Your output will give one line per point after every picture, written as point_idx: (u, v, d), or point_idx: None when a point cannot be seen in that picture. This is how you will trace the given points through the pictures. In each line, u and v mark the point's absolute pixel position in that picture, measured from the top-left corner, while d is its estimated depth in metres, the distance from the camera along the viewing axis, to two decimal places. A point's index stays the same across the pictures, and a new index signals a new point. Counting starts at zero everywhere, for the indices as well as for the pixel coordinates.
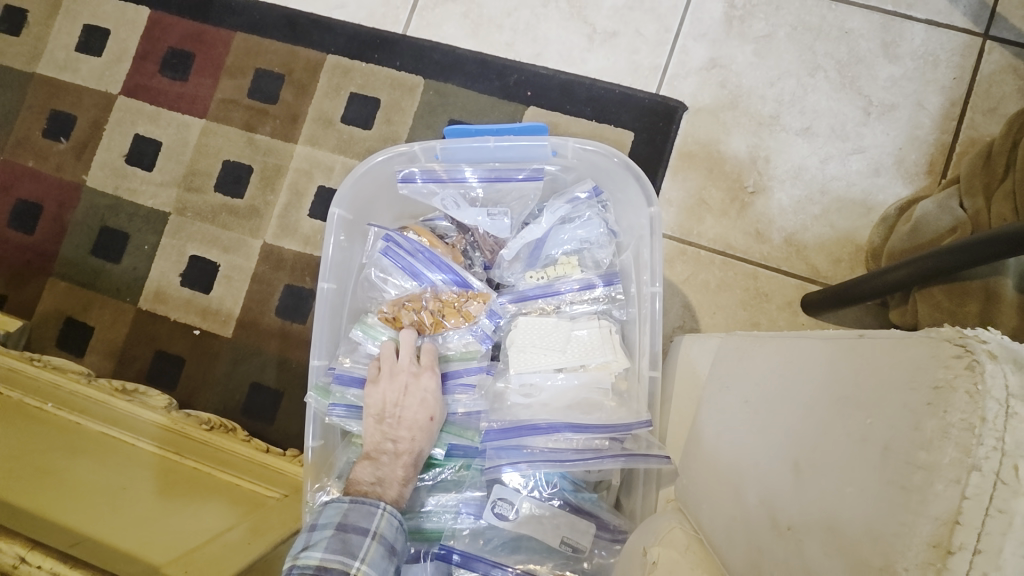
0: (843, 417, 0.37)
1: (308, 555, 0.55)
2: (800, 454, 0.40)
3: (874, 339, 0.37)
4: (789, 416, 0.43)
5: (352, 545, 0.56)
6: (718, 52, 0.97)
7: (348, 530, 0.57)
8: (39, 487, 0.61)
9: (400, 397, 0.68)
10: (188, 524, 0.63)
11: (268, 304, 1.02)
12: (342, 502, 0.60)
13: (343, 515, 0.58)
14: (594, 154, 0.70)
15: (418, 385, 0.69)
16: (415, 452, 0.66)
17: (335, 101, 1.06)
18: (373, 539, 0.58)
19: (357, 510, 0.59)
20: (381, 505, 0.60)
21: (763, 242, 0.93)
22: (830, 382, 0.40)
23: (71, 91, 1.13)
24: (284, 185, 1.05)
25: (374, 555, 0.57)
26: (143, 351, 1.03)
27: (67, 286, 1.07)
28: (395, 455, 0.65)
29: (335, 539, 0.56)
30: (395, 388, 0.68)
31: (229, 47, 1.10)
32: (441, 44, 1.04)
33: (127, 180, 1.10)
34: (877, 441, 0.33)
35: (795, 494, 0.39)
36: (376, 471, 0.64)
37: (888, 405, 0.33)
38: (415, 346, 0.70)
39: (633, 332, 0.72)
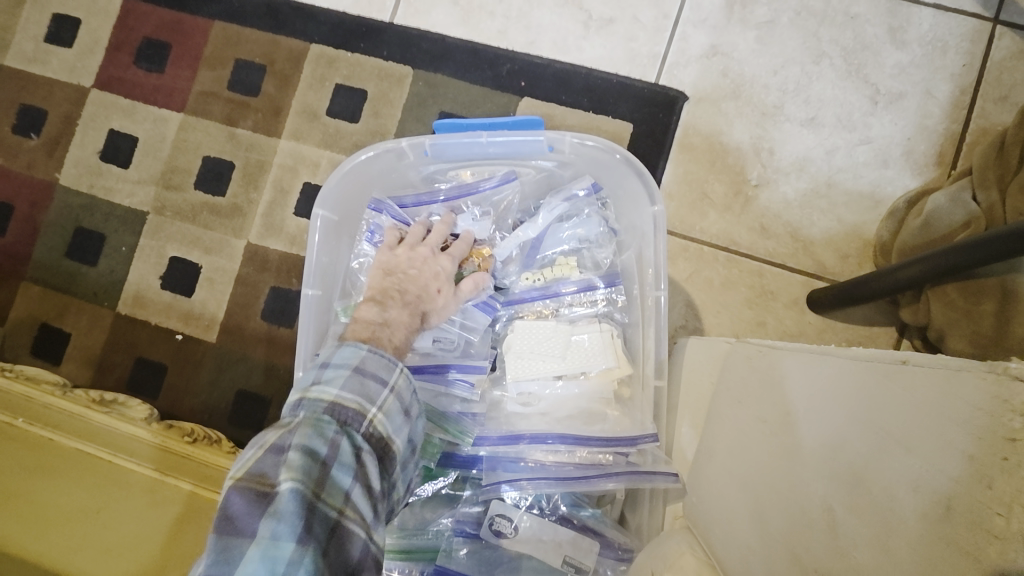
0: (891, 456, 0.34)
1: (322, 390, 0.49)
2: (840, 494, 0.37)
3: (923, 368, 0.35)
4: (825, 449, 0.40)
5: (371, 390, 0.51)
6: (719, 39, 0.93)
7: (366, 374, 0.51)
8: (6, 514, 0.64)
9: (414, 262, 0.65)
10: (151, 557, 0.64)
11: (254, 308, 0.98)
12: (360, 347, 0.53)
13: (362, 361, 0.52)
14: (593, 150, 0.67)
15: (436, 260, 0.65)
16: (422, 312, 0.62)
17: (319, 93, 1.01)
18: (391, 392, 0.52)
19: (374, 359, 0.53)
20: (399, 363, 0.54)
21: (768, 238, 0.90)
22: (873, 414, 0.37)
23: (41, 84, 1.07)
24: (267, 182, 1.01)
25: (391, 409, 0.52)
26: (123, 359, 0.99)
27: (41, 290, 1.02)
28: (403, 301, 0.61)
29: (354, 381, 0.50)
30: (411, 256, 0.65)
31: (206, 36, 1.05)
32: (430, 32, 0.99)
33: (103, 178, 1.04)
34: (937, 496, 0.30)
35: (835, 537, 0.36)
36: (382, 313, 0.58)
37: (945, 451, 0.30)
38: (440, 227, 0.68)
39: (636, 336, 0.68)
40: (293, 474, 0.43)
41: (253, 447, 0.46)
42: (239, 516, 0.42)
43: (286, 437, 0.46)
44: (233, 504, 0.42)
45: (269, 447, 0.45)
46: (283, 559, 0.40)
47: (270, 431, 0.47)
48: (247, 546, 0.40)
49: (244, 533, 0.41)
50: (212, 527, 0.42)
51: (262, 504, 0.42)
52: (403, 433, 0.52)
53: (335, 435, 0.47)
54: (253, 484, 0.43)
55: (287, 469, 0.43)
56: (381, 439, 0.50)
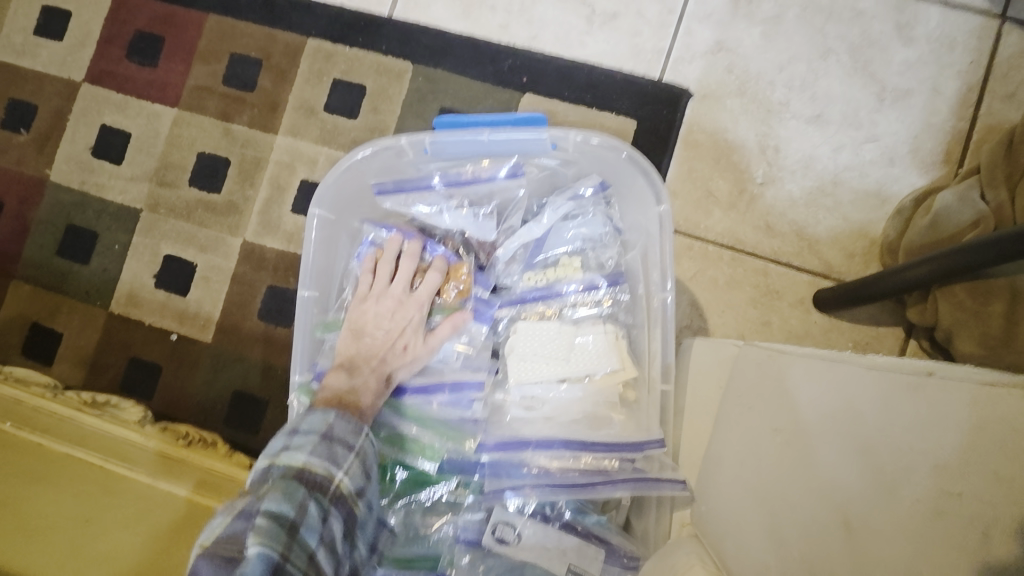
0: (916, 467, 0.36)
1: (291, 454, 0.49)
2: (859, 506, 0.38)
3: (948, 384, 0.37)
4: (840, 457, 0.41)
5: (338, 455, 0.50)
6: (724, 35, 0.92)
7: (334, 441, 0.51)
8: None
9: (380, 320, 0.64)
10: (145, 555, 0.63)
11: (250, 307, 0.96)
12: (328, 413, 0.53)
13: (329, 425, 0.52)
14: (599, 147, 0.65)
15: (403, 312, 0.65)
16: (390, 370, 0.63)
17: (317, 88, 0.99)
18: (356, 456, 0.52)
19: (342, 424, 0.53)
20: (365, 428, 0.55)
21: (773, 236, 0.89)
22: (895, 427, 0.38)
23: (30, 78, 1.05)
24: (264, 179, 0.99)
25: (356, 472, 0.51)
26: (116, 359, 0.97)
27: (32, 289, 1.00)
28: (369, 368, 0.61)
29: (322, 444, 0.50)
30: (379, 310, 0.64)
31: (201, 30, 1.02)
32: (429, 26, 0.97)
33: (95, 175, 1.02)
34: (971, 513, 0.32)
35: (854, 548, 0.37)
36: (350, 380, 0.59)
37: (980, 463, 0.32)
38: (404, 275, 0.66)
39: (642, 337, 0.67)
40: (262, 536, 0.41)
41: (222, 515, 0.44)
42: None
43: (255, 501, 0.44)
44: (196, 572, 0.40)
45: (236, 514, 0.43)
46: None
47: (238, 497, 0.45)
48: None
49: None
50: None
51: (229, 567, 0.40)
52: (366, 497, 0.52)
53: (304, 497, 0.46)
54: (219, 550, 0.41)
55: (255, 532, 0.41)
56: (346, 502, 0.49)
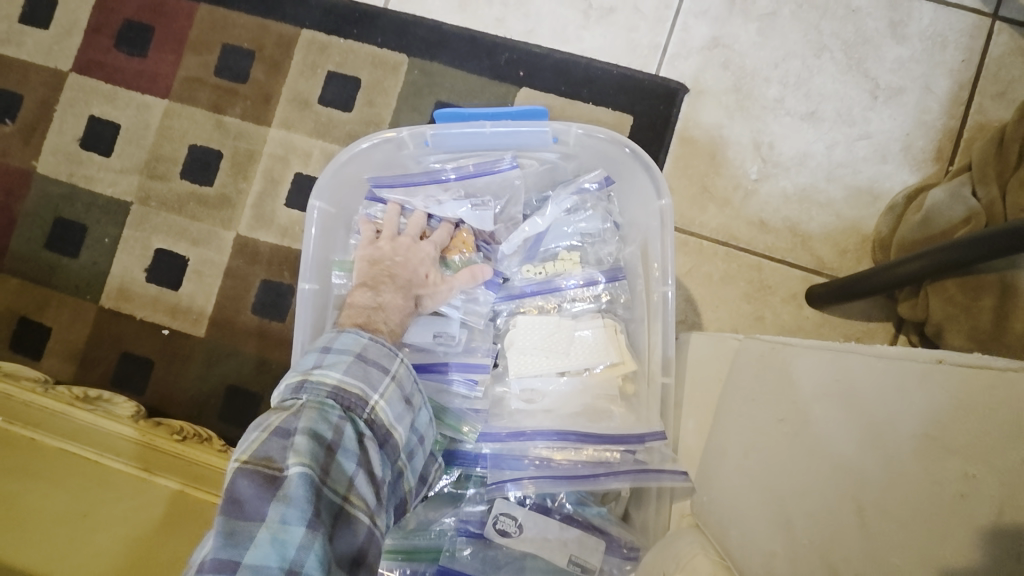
0: (925, 455, 0.35)
1: (324, 373, 0.49)
2: (867, 495, 0.38)
3: (951, 368, 0.36)
4: (846, 453, 0.41)
5: (372, 378, 0.50)
6: (721, 31, 0.92)
7: (368, 362, 0.51)
8: None
9: (398, 251, 0.65)
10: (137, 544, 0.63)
11: (244, 301, 0.95)
12: (361, 335, 0.53)
13: (363, 347, 0.52)
14: (601, 142, 0.65)
15: (419, 247, 0.67)
16: (415, 295, 0.63)
17: (311, 81, 0.98)
18: (392, 380, 0.52)
19: (376, 348, 0.53)
20: (398, 352, 0.55)
21: (768, 232, 0.90)
22: (901, 414, 0.38)
23: (15, 67, 1.02)
24: (257, 172, 0.98)
25: (392, 396, 0.52)
26: (107, 354, 0.96)
27: (19, 283, 0.98)
28: (395, 285, 0.62)
29: (355, 366, 0.50)
30: (396, 247, 0.66)
31: (192, 19, 1.01)
32: (425, 19, 0.97)
33: (83, 167, 1.00)
34: (983, 501, 0.31)
35: (867, 539, 0.37)
36: (376, 297, 0.60)
37: (978, 449, 0.32)
38: (417, 217, 0.68)
39: (641, 332, 0.67)
40: (300, 457, 0.42)
41: (258, 430, 0.44)
42: (248, 500, 0.40)
43: (292, 419, 0.45)
44: (239, 488, 0.41)
45: (274, 430, 0.44)
46: (294, 542, 0.39)
47: (272, 415, 0.46)
48: (258, 529, 0.39)
49: (253, 516, 0.39)
50: (216, 511, 0.40)
51: (271, 488, 0.41)
52: (404, 420, 0.52)
53: (338, 420, 0.47)
54: (258, 467, 0.42)
55: (293, 453, 0.42)
56: (381, 426, 0.50)
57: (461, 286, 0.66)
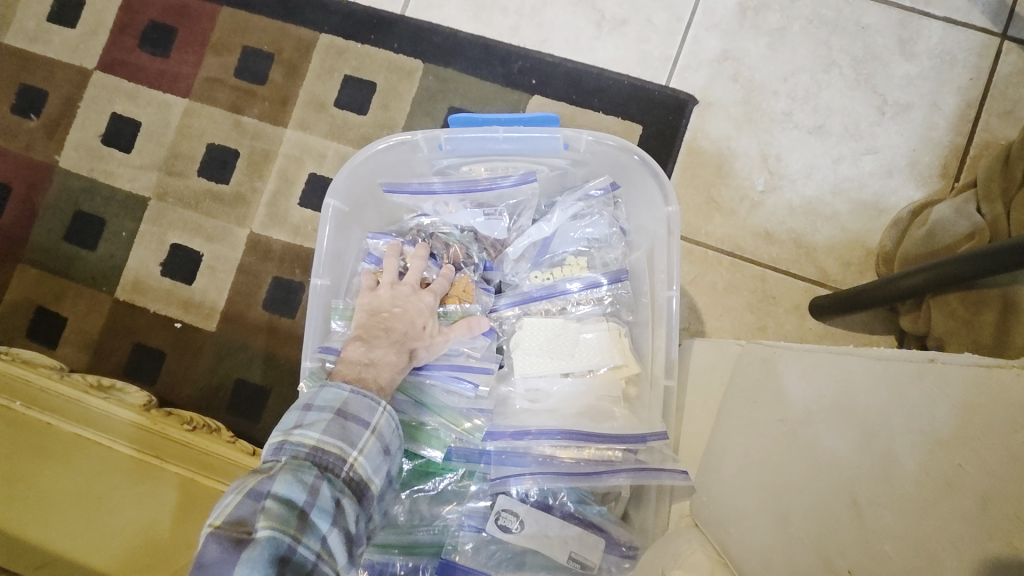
0: (917, 451, 0.36)
1: (304, 434, 0.50)
2: (862, 491, 0.39)
3: (947, 367, 0.37)
4: (841, 452, 0.42)
5: (351, 433, 0.51)
6: (731, 44, 0.94)
7: (348, 417, 0.52)
8: (6, 499, 0.63)
9: (397, 300, 0.64)
10: (142, 532, 0.64)
11: (255, 297, 0.97)
12: (343, 388, 0.54)
13: (344, 402, 0.53)
14: (611, 149, 0.67)
15: (417, 296, 0.64)
16: (409, 348, 0.61)
17: (328, 84, 1.00)
18: (373, 433, 0.53)
19: (358, 401, 0.54)
20: (382, 401, 0.55)
21: (773, 243, 0.91)
22: (897, 413, 0.39)
23: (41, 64, 1.05)
24: (272, 172, 1.00)
25: (372, 449, 0.53)
26: (120, 345, 0.98)
27: (38, 273, 1.01)
28: (389, 339, 0.60)
29: (337, 424, 0.51)
30: (393, 294, 0.64)
31: (214, 22, 1.04)
32: (441, 26, 0.99)
33: (104, 162, 1.03)
34: (971, 490, 0.32)
35: (861, 531, 0.38)
36: (368, 352, 0.59)
37: (968, 442, 0.33)
38: (416, 263, 0.67)
39: (644, 336, 0.68)
40: (270, 522, 0.43)
41: (233, 491, 0.45)
42: (212, 564, 0.40)
43: (266, 482, 0.45)
44: (205, 552, 0.41)
45: (247, 492, 0.44)
46: None
47: (248, 475, 0.46)
48: None
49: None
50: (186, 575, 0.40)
51: (237, 550, 0.41)
52: (381, 472, 0.53)
53: (315, 480, 0.47)
54: (228, 531, 0.42)
55: (265, 516, 0.43)
56: (360, 479, 0.51)
57: (457, 338, 0.65)
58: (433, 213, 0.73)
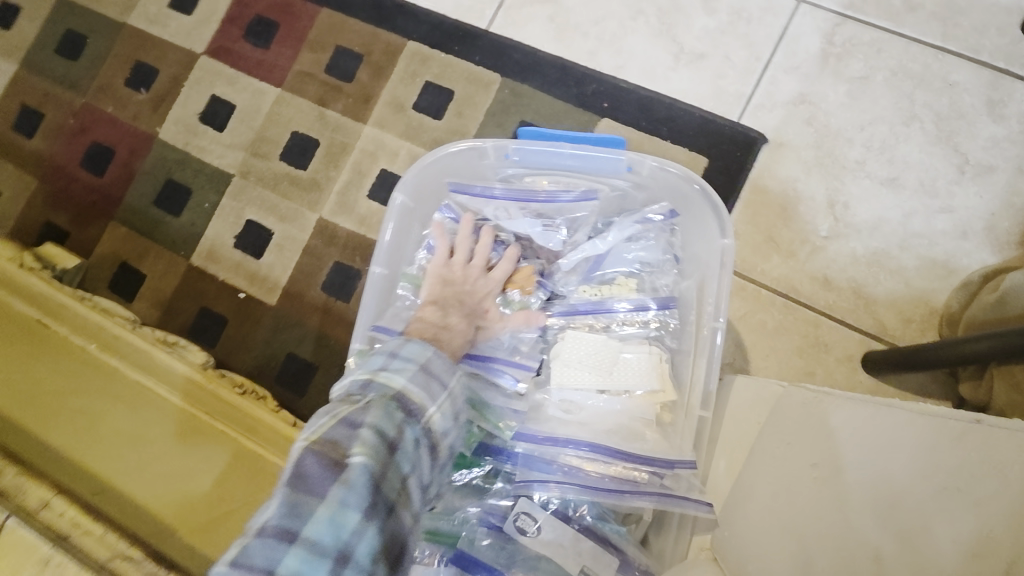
0: (952, 514, 0.37)
1: (390, 377, 0.51)
2: (883, 549, 0.40)
3: (991, 434, 0.39)
4: (865, 509, 0.43)
5: (432, 389, 0.53)
6: (809, 88, 0.93)
7: (430, 373, 0.54)
8: (79, 429, 0.72)
9: (468, 279, 0.69)
10: (184, 483, 0.70)
11: (316, 278, 1.02)
12: (427, 346, 0.56)
13: (428, 359, 0.54)
14: (673, 176, 0.68)
15: (489, 279, 0.69)
16: (478, 323, 0.66)
17: (409, 87, 1.06)
18: (449, 395, 0.55)
19: (440, 361, 0.55)
20: (459, 369, 0.58)
21: (830, 290, 0.89)
22: (927, 471, 0.40)
23: (157, 44, 1.16)
24: (347, 163, 1.06)
25: (447, 409, 0.54)
26: (188, 307, 1.05)
27: (126, 231, 1.10)
28: (462, 310, 0.65)
29: (420, 375, 0.52)
30: (466, 272, 0.69)
31: (314, 21, 1.11)
32: (523, 44, 1.03)
33: (198, 138, 1.12)
34: (1000, 558, 0.33)
35: None
36: (444, 317, 0.63)
37: (999, 515, 0.35)
38: (477, 256, 0.70)
39: (685, 365, 0.68)
40: (365, 449, 0.45)
41: (326, 416, 0.47)
42: (312, 477, 0.43)
43: (359, 413, 0.47)
44: (306, 464, 0.44)
45: (343, 419, 0.47)
46: (348, 526, 0.42)
47: (342, 404, 0.48)
48: (317, 507, 0.42)
49: (315, 493, 0.42)
50: (283, 481, 0.43)
51: (334, 471, 0.43)
52: (452, 434, 0.54)
53: (401, 422, 0.49)
54: (326, 451, 0.44)
55: (360, 443, 0.45)
56: (435, 435, 0.52)
57: (513, 327, 0.68)
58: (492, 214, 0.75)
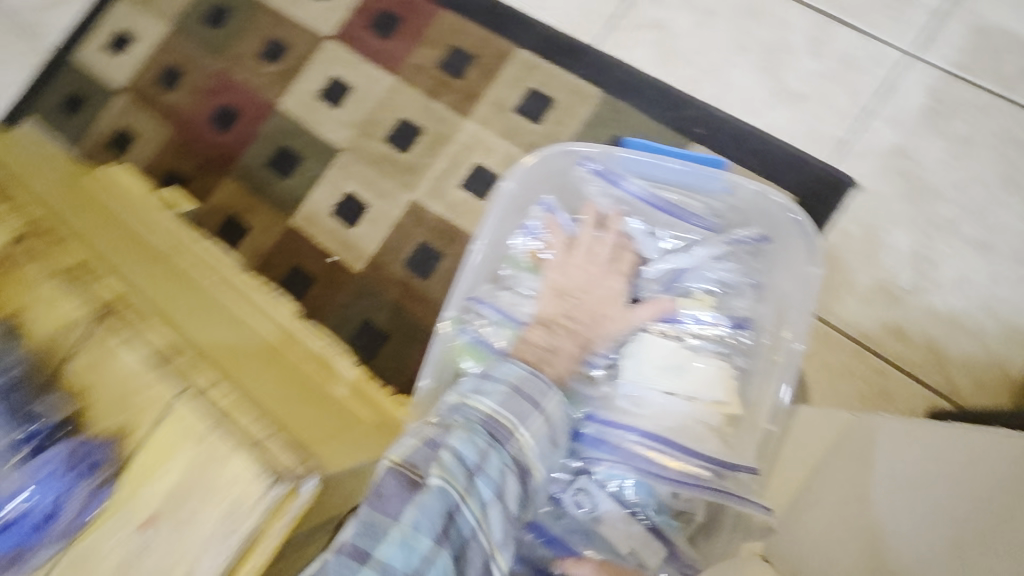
0: (1011, 497, 0.42)
1: (479, 401, 0.57)
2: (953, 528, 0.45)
3: None
4: (930, 506, 0.48)
5: (521, 411, 0.57)
6: (907, 141, 0.94)
7: (521, 396, 0.59)
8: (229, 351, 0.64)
9: (586, 288, 0.71)
10: (333, 431, 0.62)
11: (401, 254, 1.10)
12: (520, 368, 0.61)
13: (519, 381, 0.60)
14: (769, 203, 0.73)
15: (606, 289, 0.71)
16: (586, 342, 0.68)
17: (514, 91, 1.13)
18: (540, 416, 0.59)
19: (531, 383, 0.60)
20: (553, 390, 0.61)
21: (903, 342, 0.89)
22: (991, 468, 0.45)
23: (291, 25, 1.28)
24: (445, 153, 1.13)
25: (539, 433, 0.58)
26: (282, 262, 1.14)
27: (238, 187, 1.21)
28: (570, 334, 0.67)
29: (509, 399, 0.58)
30: (584, 280, 0.71)
31: (434, 20, 1.20)
32: (627, 64, 1.08)
33: (314, 112, 1.22)
34: None
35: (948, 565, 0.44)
36: (551, 340, 0.66)
37: None
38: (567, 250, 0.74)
39: (753, 384, 0.71)
40: (442, 472, 0.50)
41: (413, 436, 0.53)
42: (388, 496, 0.49)
43: (443, 435, 0.53)
44: (385, 484, 0.50)
45: (427, 441, 0.53)
46: (418, 552, 0.46)
47: (427, 426, 0.55)
48: (391, 528, 0.47)
49: (388, 514, 0.48)
50: (366, 500, 0.49)
51: (410, 491, 0.49)
52: (542, 462, 0.58)
53: (484, 446, 0.53)
54: (406, 471, 0.50)
55: (437, 466, 0.50)
56: (524, 460, 0.56)
57: (641, 320, 0.71)
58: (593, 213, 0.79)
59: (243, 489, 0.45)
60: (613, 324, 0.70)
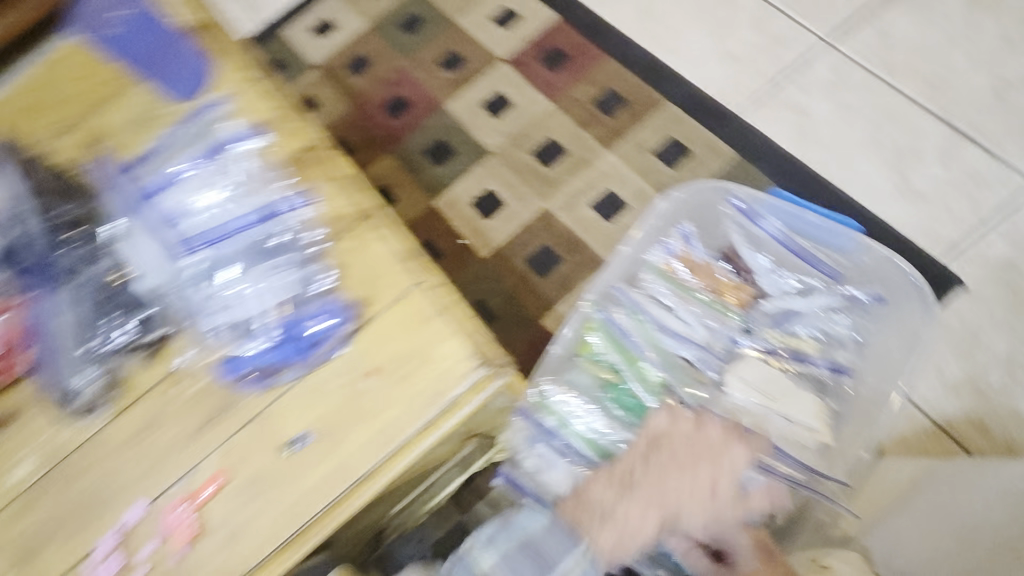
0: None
1: (480, 558, 0.62)
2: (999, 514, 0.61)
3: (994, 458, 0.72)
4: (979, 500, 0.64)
5: (542, 560, 0.62)
6: (1019, 257, 1.02)
7: (539, 552, 0.62)
8: None
9: (683, 440, 0.69)
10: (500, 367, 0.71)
11: (525, 251, 1.24)
12: (541, 522, 0.64)
13: (539, 536, 0.63)
14: (893, 269, 0.82)
15: (705, 438, 0.69)
16: (666, 518, 0.65)
17: (657, 137, 1.27)
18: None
19: (553, 538, 0.63)
20: (579, 548, 0.62)
21: (984, 436, 0.94)
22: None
23: (472, 43, 1.48)
24: (583, 176, 1.28)
25: None
26: (418, 234, 1.30)
27: (395, 164, 1.39)
28: (643, 497, 0.66)
29: (519, 552, 0.62)
30: (687, 434, 0.69)
31: (598, 64, 1.37)
32: (765, 135, 1.21)
33: (474, 118, 1.40)
34: None
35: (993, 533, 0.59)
36: (613, 501, 0.66)
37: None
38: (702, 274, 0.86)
39: (843, 423, 0.79)
40: None
41: None
42: None
43: None
44: None
45: None
46: None
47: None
48: None
49: None
50: None
51: None
52: None
53: None
54: None
55: None
56: None
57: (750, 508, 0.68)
58: (726, 246, 0.89)
59: (455, 366, 0.57)
60: (722, 485, 0.67)
